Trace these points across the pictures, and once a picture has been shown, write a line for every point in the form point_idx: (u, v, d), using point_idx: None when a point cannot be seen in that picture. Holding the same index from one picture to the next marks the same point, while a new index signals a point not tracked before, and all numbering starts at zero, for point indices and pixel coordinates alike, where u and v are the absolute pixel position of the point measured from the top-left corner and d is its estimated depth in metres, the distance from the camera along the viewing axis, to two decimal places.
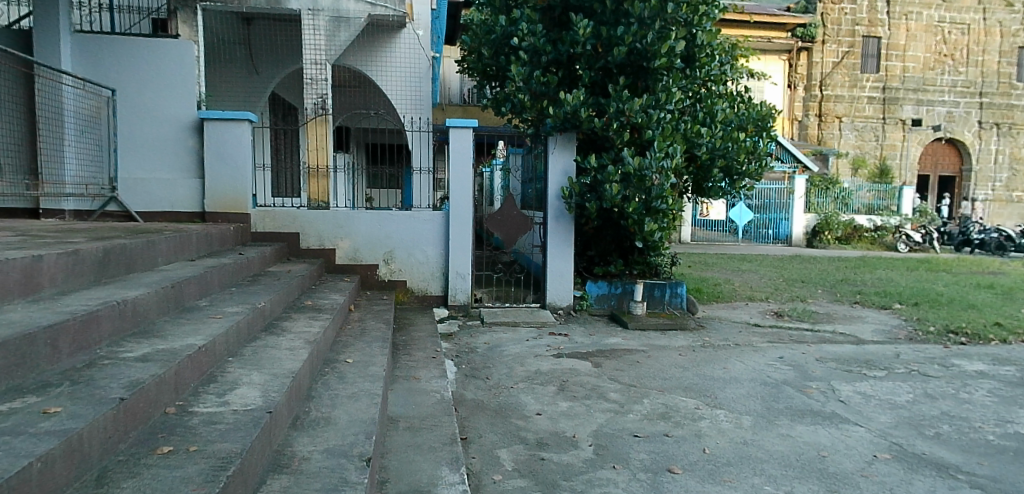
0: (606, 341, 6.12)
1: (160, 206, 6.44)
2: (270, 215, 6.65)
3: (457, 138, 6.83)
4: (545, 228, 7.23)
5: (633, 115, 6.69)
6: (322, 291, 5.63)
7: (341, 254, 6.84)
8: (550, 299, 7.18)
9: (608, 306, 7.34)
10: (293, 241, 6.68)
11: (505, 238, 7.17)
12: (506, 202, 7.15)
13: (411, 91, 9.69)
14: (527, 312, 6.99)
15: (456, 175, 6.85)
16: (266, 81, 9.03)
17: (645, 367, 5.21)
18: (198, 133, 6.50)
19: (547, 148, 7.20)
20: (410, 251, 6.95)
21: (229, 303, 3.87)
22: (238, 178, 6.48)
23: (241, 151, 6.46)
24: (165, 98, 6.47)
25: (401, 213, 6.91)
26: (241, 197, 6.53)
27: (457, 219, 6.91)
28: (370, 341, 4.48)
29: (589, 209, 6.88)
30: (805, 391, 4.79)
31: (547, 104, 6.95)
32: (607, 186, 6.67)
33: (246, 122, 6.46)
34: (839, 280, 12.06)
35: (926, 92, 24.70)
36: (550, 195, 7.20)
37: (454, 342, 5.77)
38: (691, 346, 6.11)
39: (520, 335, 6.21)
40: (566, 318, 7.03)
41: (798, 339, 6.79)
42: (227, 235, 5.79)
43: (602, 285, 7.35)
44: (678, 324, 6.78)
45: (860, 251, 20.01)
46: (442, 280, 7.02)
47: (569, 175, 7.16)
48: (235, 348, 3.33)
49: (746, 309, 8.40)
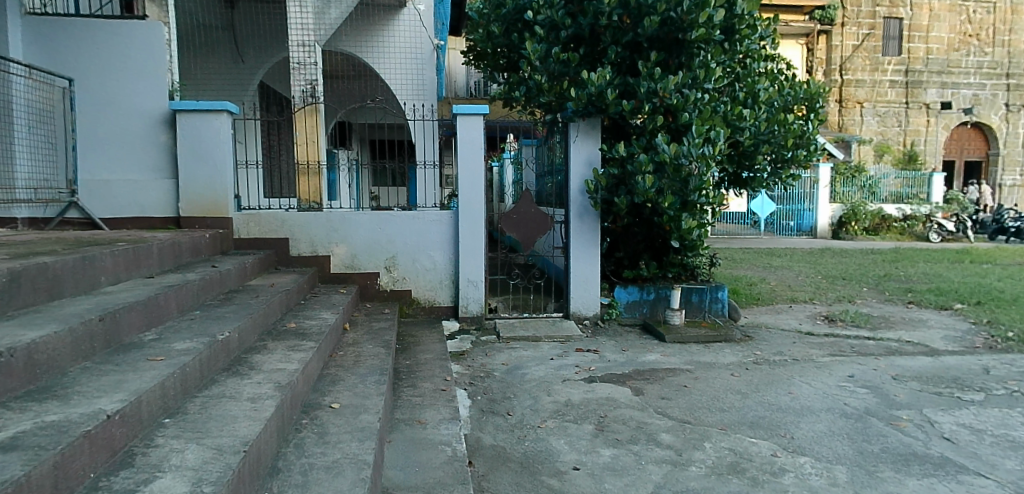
0: (643, 359, 5.27)
1: (128, 210, 5.64)
2: (256, 219, 5.87)
3: (465, 127, 5.98)
4: (567, 227, 6.36)
5: (669, 96, 5.79)
6: (314, 307, 4.81)
7: (337, 261, 6.01)
8: (575, 308, 6.32)
9: (639, 315, 6.46)
10: (282, 248, 5.88)
11: (521, 239, 6.32)
12: (522, 198, 6.31)
13: (414, 75, 8.85)
14: (549, 324, 6.15)
15: (465, 169, 6.00)
16: (254, 69, 8.22)
17: (696, 395, 4.35)
18: (170, 127, 5.67)
19: (568, 135, 6.29)
20: (414, 256, 6.11)
21: (182, 335, 3.04)
22: (217, 177, 5.69)
23: (221, 146, 5.65)
24: (131, 87, 5.62)
25: (403, 214, 6.06)
26: (221, 199, 5.71)
27: (467, 219, 6.06)
28: (364, 373, 3.65)
29: (618, 205, 6.01)
30: (897, 425, 3.91)
31: (567, 86, 6.11)
32: (639, 179, 5.81)
33: (222, 113, 5.68)
34: (882, 276, 11.05)
35: (953, 74, 23.50)
36: (573, 189, 6.31)
37: (467, 364, 4.94)
38: (742, 365, 5.24)
39: (544, 352, 5.37)
40: (593, 330, 6.17)
41: (863, 350, 5.89)
42: (201, 244, 4.98)
43: (633, 291, 6.45)
44: (723, 335, 5.93)
45: (891, 242, 18.92)
46: (452, 289, 6.19)
47: (595, 166, 6.28)
48: (177, 403, 2.50)
49: (793, 314, 7.51)
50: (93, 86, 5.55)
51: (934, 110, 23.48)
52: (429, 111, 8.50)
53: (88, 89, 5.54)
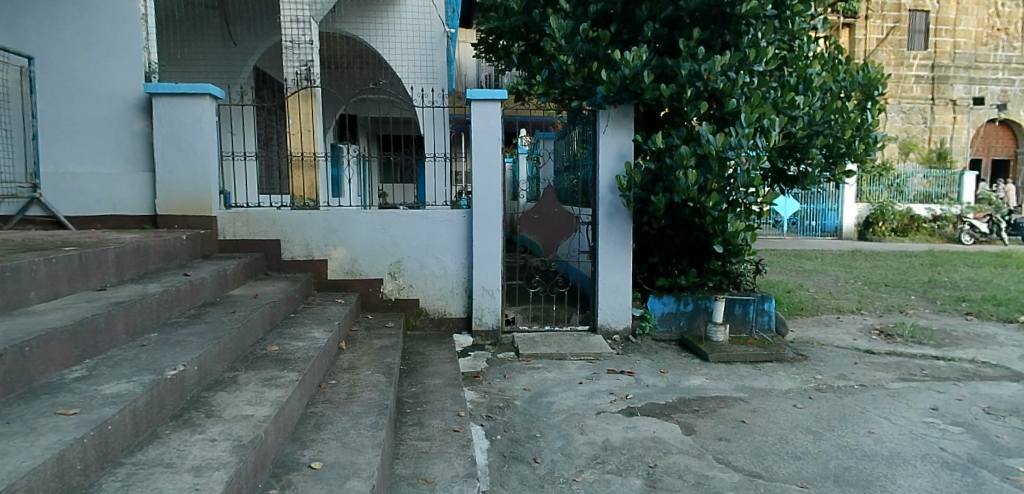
0: (688, 385, 4.52)
1: (98, 209, 4.92)
2: (243, 218, 5.17)
3: (480, 115, 5.25)
4: (595, 229, 5.61)
5: (715, 79, 5.08)
6: (304, 321, 4.10)
7: (335, 266, 5.31)
8: (603, 320, 5.58)
9: (675, 328, 5.70)
10: (273, 251, 5.19)
11: (543, 242, 5.60)
12: (544, 195, 5.61)
13: (424, 60, 8.14)
14: (574, 339, 5.43)
15: (480, 162, 5.27)
16: (246, 54, 7.59)
17: (759, 436, 3.61)
18: (146, 113, 4.97)
19: (597, 126, 5.54)
20: (422, 261, 5.39)
21: (118, 374, 2.33)
22: (199, 171, 5.00)
23: (203, 135, 4.97)
24: (101, 68, 4.90)
25: (409, 213, 5.32)
26: (202, 196, 5.02)
27: (483, 220, 5.33)
28: (359, 413, 2.93)
29: (655, 204, 5.24)
30: (1017, 481, 3.15)
31: (597, 68, 5.37)
32: (681, 174, 5.03)
33: (205, 97, 4.97)
34: (926, 283, 10.19)
35: (981, 69, 22.42)
36: (602, 186, 5.55)
37: (483, 390, 4.21)
38: (802, 394, 4.48)
39: (571, 374, 4.64)
40: (624, 346, 5.43)
41: (937, 374, 5.11)
42: (178, 247, 4.28)
43: (669, 301, 5.68)
44: (774, 355, 5.22)
45: (921, 243, 17.94)
46: (465, 298, 5.48)
47: (627, 160, 5.53)
48: (87, 485, 1.78)
49: (844, 328, 6.73)
50: (58, 65, 4.85)
51: (963, 107, 22.41)
52: (440, 98, 7.81)
53: (51, 69, 4.84)
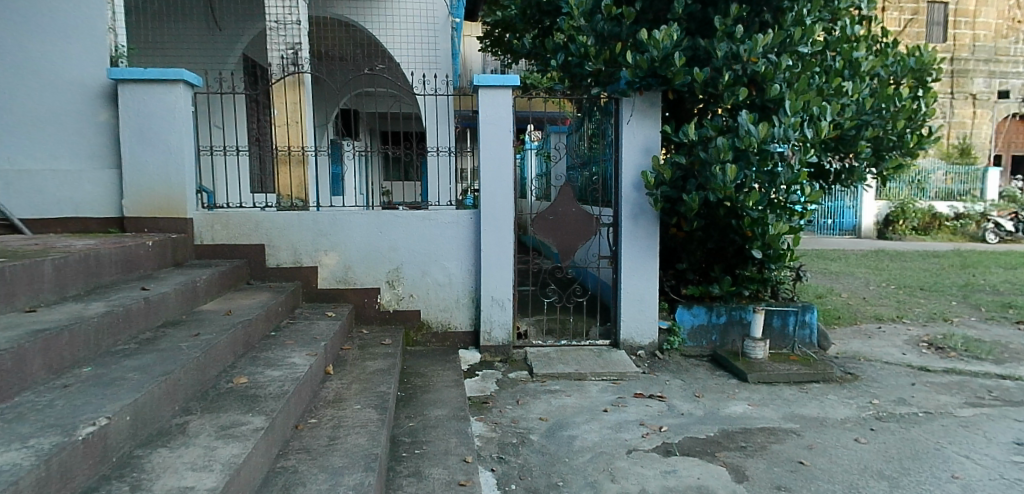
0: (728, 413, 3.93)
1: (58, 210, 4.36)
2: (222, 220, 4.61)
3: (489, 104, 4.66)
4: (618, 232, 5.02)
5: (757, 61, 4.49)
6: (286, 342, 3.53)
7: (326, 274, 4.74)
8: (626, 334, 4.99)
9: (706, 343, 5.10)
10: (257, 258, 4.64)
11: (560, 247, 5.02)
12: (561, 194, 5.00)
13: (426, 46, 7.58)
14: (594, 355, 4.84)
15: (488, 157, 4.68)
16: (231, 43, 7.04)
17: (823, 485, 3.02)
18: (112, 102, 4.41)
19: (620, 116, 4.93)
20: (424, 268, 4.80)
21: (13, 436, 1.76)
22: (172, 167, 4.43)
23: (175, 127, 4.40)
24: (60, 52, 4.33)
25: (410, 214, 4.73)
26: (175, 196, 4.45)
27: (493, 221, 4.73)
28: (342, 469, 2.35)
29: (687, 203, 4.64)
30: None
31: (620, 50, 4.77)
32: (718, 170, 4.44)
33: (179, 83, 4.40)
34: (962, 286, 9.51)
35: (1002, 63, 21.49)
36: (626, 183, 4.94)
37: (493, 421, 3.63)
38: (862, 425, 3.88)
39: (593, 399, 4.06)
40: (650, 363, 4.84)
41: (1008, 397, 4.49)
42: (141, 256, 3.72)
43: (699, 313, 5.08)
44: (821, 374, 4.63)
45: (945, 242, 17.19)
46: (472, 310, 4.89)
47: (655, 154, 4.91)
48: None
49: (889, 340, 6.09)
50: (11, 47, 4.28)
51: (984, 101, 21.58)
52: (445, 86, 7.32)
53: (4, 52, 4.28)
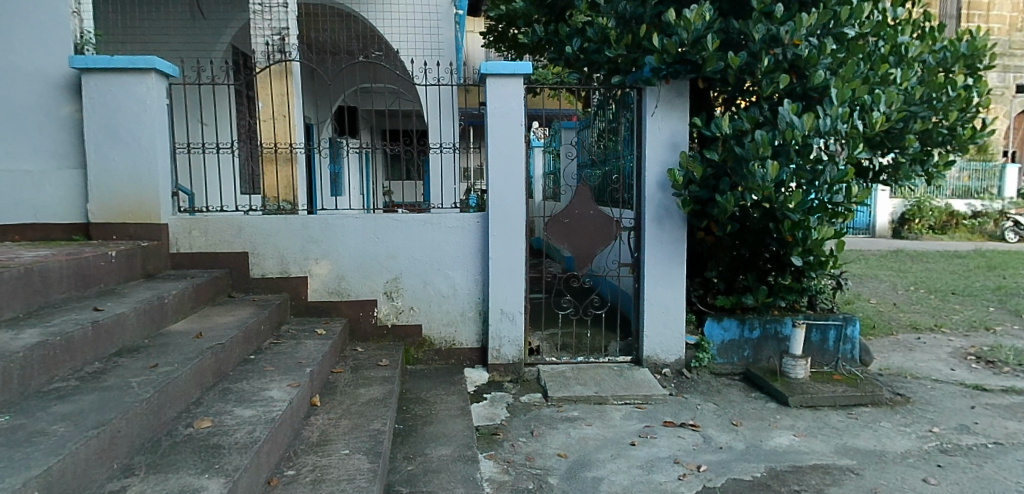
0: (773, 446, 3.43)
1: (16, 216, 3.90)
2: (201, 226, 4.15)
3: (497, 94, 4.17)
4: (641, 236, 4.53)
5: (800, 44, 4.02)
6: (265, 368, 3.05)
7: (317, 284, 4.26)
8: (650, 350, 4.50)
9: (738, 359, 4.61)
10: (240, 267, 4.17)
11: (576, 254, 4.54)
12: (577, 194, 4.51)
13: (427, 35, 7.12)
14: (616, 374, 4.35)
15: (498, 154, 4.19)
16: (218, 34, 6.56)
17: None
18: (75, 94, 3.94)
19: (644, 107, 4.45)
20: (426, 278, 4.32)
21: None
22: (143, 167, 3.95)
23: (146, 122, 3.93)
24: (17, 37, 3.87)
25: (410, 218, 4.24)
26: (146, 199, 3.97)
27: (503, 225, 4.24)
28: None
29: (720, 204, 4.16)
30: None
31: (644, 34, 4.26)
32: (757, 166, 3.96)
33: (150, 73, 3.92)
34: (995, 290, 8.97)
35: (1016, 56, 20.83)
36: (650, 182, 4.44)
37: (504, 459, 3.15)
38: (928, 460, 3.37)
39: (617, 430, 3.57)
40: (678, 384, 4.36)
41: None
42: (102, 268, 3.26)
43: (731, 326, 4.58)
44: (869, 396, 4.14)
45: (964, 241, 16.57)
46: (479, 325, 4.40)
47: (682, 149, 4.42)
48: None
49: (933, 353, 5.57)
50: None
51: (999, 96, 20.91)
52: (446, 74, 6.82)
53: None
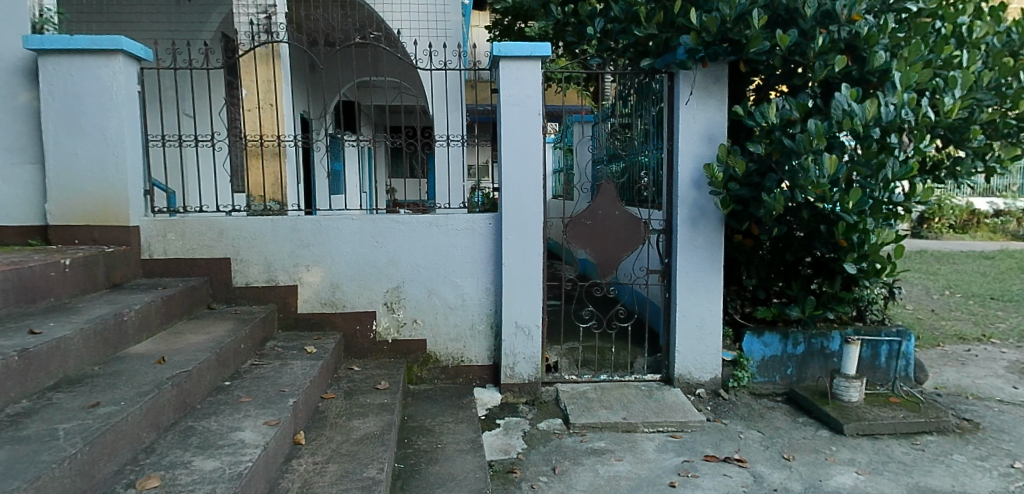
0: (835, 488, 2.94)
1: None
2: (177, 228, 3.68)
3: (512, 79, 3.68)
4: (672, 240, 4.03)
5: (858, 21, 3.51)
6: (240, 399, 2.57)
7: (309, 295, 3.79)
8: (683, 368, 4.00)
9: (781, 378, 4.11)
10: (222, 275, 3.71)
11: (599, 259, 4.06)
12: (600, 192, 4.01)
13: (432, 19, 6.62)
14: (645, 395, 3.86)
15: (513, 147, 3.70)
16: (205, 19, 6.08)
17: None
18: (32, 79, 3.47)
19: (676, 95, 3.94)
20: (430, 287, 3.83)
21: None
22: (110, 162, 3.48)
23: (113, 111, 3.46)
24: None
25: (412, 219, 3.76)
26: (113, 198, 3.51)
27: (518, 228, 3.75)
28: None
29: (766, 204, 3.67)
30: None
31: (679, 10, 3.74)
32: (810, 161, 3.46)
33: (117, 54, 3.44)
34: None
35: None
36: (683, 180, 3.93)
37: None
38: None
39: (652, 466, 3.08)
40: (715, 406, 3.87)
41: None
42: (51, 279, 2.79)
43: (773, 341, 4.09)
44: (935, 423, 3.63)
45: (987, 241, 15.97)
46: (490, 340, 3.92)
47: (720, 142, 3.91)
48: None
49: (990, 368, 5.05)
50: None
51: None
52: (454, 58, 6.31)
53: None
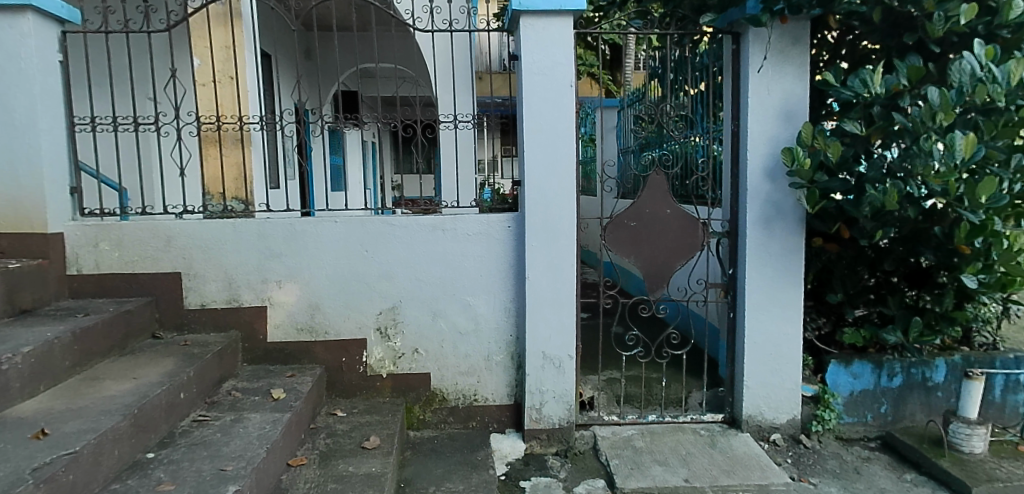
0: None
1: None
2: (112, 236, 2.89)
3: (535, 40, 2.86)
4: (740, 245, 3.20)
5: None
6: (158, 489, 1.78)
7: (282, 319, 3.00)
8: (753, 406, 3.19)
9: (875, 418, 3.29)
10: (171, 295, 2.93)
11: (645, 272, 3.24)
12: (648, 187, 3.20)
13: None
14: (707, 443, 3.05)
15: (537, 128, 2.88)
16: None
17: None
18: None
19: (744, 63, 3.10)
20: (435, 308, 3.03)
21: None
22: (22, 152, 2.71)
23: (23, 84, 2.68)
24: None
25: (410, 222, 2.95)
26: (26, 197, 2.73)
27: (546, 231, 2.93)
28: None
29: (867, 199, 2.81)
30: None
31: None
32: (932, 141, 2.61)
33: (26, 12, 2.65)
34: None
35: None
36: (753, 169, 3.10)
37: None
38: None
39: None
40: (796, 459, 3.05)
41: None
42: None
43: (865, 371, 3.25)
44: None
45: None
46: (511, 374, 3.12)
47: (802, 121, 3.07)
48: None
49: None
50: None
51: None
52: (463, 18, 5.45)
53: None
